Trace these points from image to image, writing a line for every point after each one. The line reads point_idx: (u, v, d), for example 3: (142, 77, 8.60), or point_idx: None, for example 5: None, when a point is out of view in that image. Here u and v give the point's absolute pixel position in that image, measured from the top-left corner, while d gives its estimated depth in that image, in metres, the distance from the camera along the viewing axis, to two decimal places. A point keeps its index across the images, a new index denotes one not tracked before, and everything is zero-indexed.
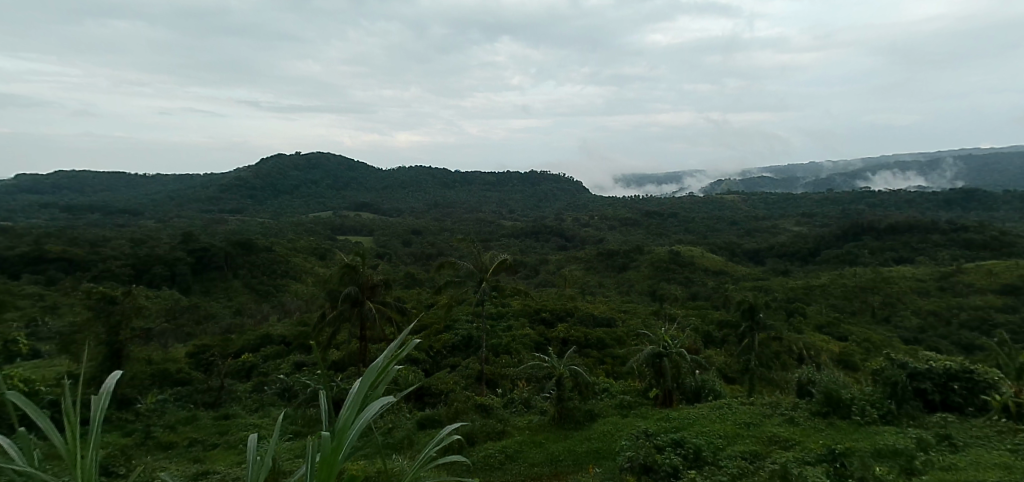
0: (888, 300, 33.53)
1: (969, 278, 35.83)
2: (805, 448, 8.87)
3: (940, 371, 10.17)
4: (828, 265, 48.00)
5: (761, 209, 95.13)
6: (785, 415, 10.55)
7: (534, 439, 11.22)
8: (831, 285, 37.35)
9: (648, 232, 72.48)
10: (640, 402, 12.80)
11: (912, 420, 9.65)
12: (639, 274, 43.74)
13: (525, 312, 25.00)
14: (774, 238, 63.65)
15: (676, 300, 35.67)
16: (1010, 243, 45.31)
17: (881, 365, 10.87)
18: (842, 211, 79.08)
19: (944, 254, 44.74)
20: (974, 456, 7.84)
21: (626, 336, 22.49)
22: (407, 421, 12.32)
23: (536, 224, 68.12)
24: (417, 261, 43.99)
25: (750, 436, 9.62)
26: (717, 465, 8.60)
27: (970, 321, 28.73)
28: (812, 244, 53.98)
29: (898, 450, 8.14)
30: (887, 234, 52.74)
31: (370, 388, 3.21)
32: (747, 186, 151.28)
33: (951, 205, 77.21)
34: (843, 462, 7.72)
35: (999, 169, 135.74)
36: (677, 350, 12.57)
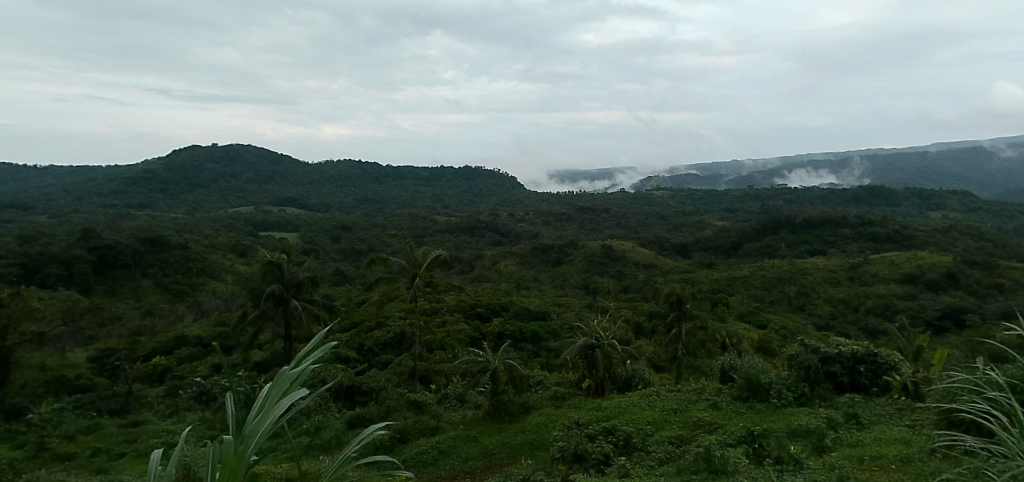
0: (802, 290, 35.75)
1: (873, 269, 38.68)
2: (727, 431, 9.32)
3: (848, 354, 10.95)
4: (749, 258, 50.60)
5: (689, 204, 98.90)
6: (709, 400, 11.07)
7: (469, 433, 11.25)
8: (751, 277, 39.41)
9: (581, 228, 73.79)
10: (573, 392, 13.07)
11: (823, 401, 10.31)
12: (573, 267, 44.59)
13: (460, 308, 24.94)
14: (700, 233, 66.39)
15: (608, 293, 36.68)
16: (909, 236, 49.19)
17: (797, 351, 11.60)
18: (762, 207, 83.53)
19: (852, 247, 48.12)
20: (876, 432, 8.49)
21: (560, 329, 22.88)
22: (336, 421, 11.98)
23: (471, 220, 67.99)
24: (348, 257, 42.89)
25: (677, 422, 10.02)
26: (646, 451, 8.87)
27: (874, 308, 31.11)
28: (735, 239, 56.69)
29: (811, 429, 8.70)
30: (802, 228, 56.11)
31: (280, 392, 3.14)
32: (676, 182, 156.88)
33: (859, 201, 83.06)
34: (760, 443, 8.13)
35: (902, 167, 147.03)
36: (609, 341, 12.94)
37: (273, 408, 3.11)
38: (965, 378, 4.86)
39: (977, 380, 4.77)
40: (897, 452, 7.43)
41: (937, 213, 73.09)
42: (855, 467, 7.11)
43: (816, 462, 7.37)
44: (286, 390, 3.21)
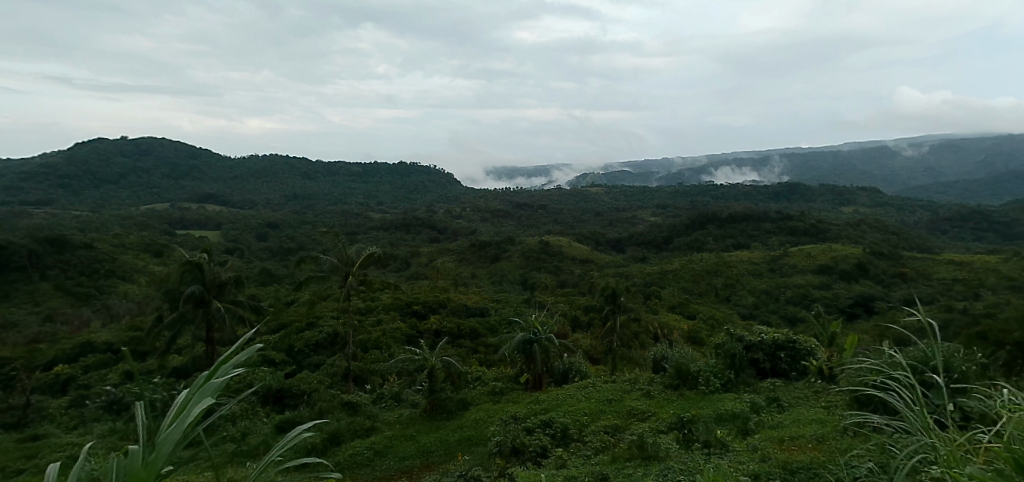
0: (728, 282, 37.46)
1: (792, 261, 40.96)
2: (658, 418, 9.63)
3: (769, 341, 11.56)
4: (679, 252, 52.45)
5: (622, 201, 101.40)
6: (642, 389, 11.45)
7: (406, 432, 11.11)
8: (681, 270, 40.89)
9: (519, 224, 74.18)
10: (511, 387, 13.13)
11: (747, 387, 10.83)
12: (510, 263, 44.82)
13: (396, 306, 24.54)
14: (634, 228, 68.12)
15: (545, 288, 37.08)
16: (824, 230, 52.41)
17: (723, 340, 12.18)
18: (691, 203, 86.74)
19: (773, 240, 50.79)
20: (794, 415, 8.96)
21: (498, 325, 22.93)
22: (264, 426, 11.53)
23: (406, 216, 67.01)
24: (276, 256, 41.28)
25: (612, 411, 10.27)
26: (582, 441, 9.01)
27: (793, 298, 33.00)
28: (666, 233, 58.64)
29: (735, 413, 9.12)
30: (728, 222, 58.69)
31: (199, 402, 3.00)
32: (610, 179, 160.41)
33: (780, 197, 87.76)
34: (689, 428, 8.45)
35: (818, 165, 156.38)
36: (546, 335, 13.07)
37: (189, 420, 2.95)
38: (868, 363, 4.98)
39: (880, 364, 4.89)
40: (811, 431, 7.89)
41: (848, 208, 78.21)
42: (776, 447, 7.45)
43: (740, 444, 7.70)
44: (203, 396, 3.07)
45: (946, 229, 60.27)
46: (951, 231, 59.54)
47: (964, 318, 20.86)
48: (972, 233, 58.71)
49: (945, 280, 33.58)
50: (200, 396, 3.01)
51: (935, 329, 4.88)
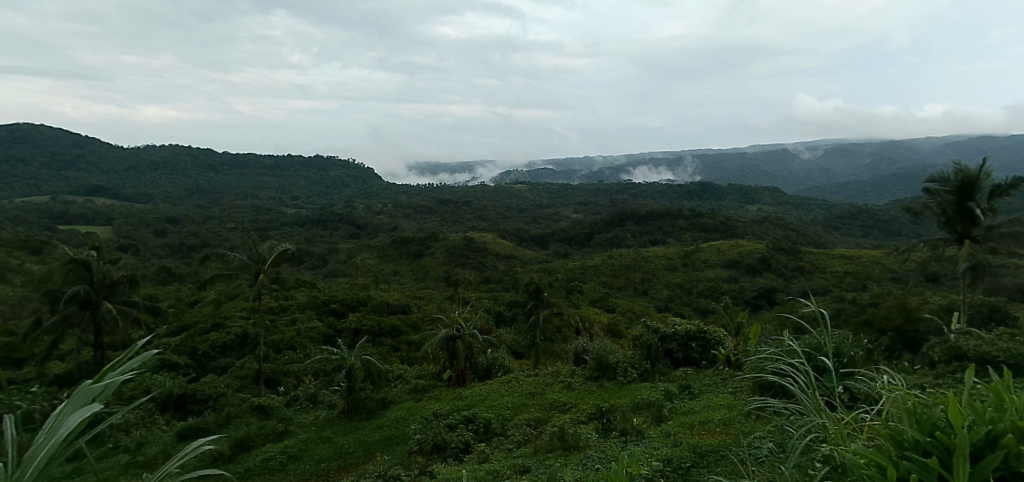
0: (645, 276, 38.92)
1: (704, 256, 43.14)
2: (579, 409, 9.75)
3: (682, 332, 12.07)
4: (600, 248, 53.92)
5: (545, 198, 102.99)
6: (563, 382, 11.66)
7: (322, 434, 10.72)
8: (602, 265, 42.06)
9: (442, 220, 73.63)
10: (434, 384, 12.98)
11: (661, 375, 11.26)
12: (433, 260, 44.40)
13: (312, 305, 23.65)
14: (557, 225, 69.32)
15: (469, 284, 37.02)
16: (732, 227, 55.62)
17: (641, 332, 12.65)
18: (611, 201, 89.41)
19: (686, 237, 53.30)
20: (705, 400, 9.33)
21: (421, 322, 22.63)
22: (164, 434, 10.74)
23: (324, 212, 64.80)
24: (178, 254, 38.69)
25: (534, 405, 10.36)
26: (505, 434, 8.98)
27: (705, 290, 34.76)
28: (586, 230, 60.12)
29: (651, 402, 9.41)
30: (645, 219, 60.97)
31: (89, 414, 2.70)
32: (533, 176, 162.39)
33: (692, 196, 92.27)
34: (608, 418, 8.60)
35: (727, 165, 165.55)
36: (469, 331, 13.05)
37: (66, 441, 2.61)
38: (769, 350, 5.22)
39: (779, 351, 5.12)
40: (720, 414, 8.23)
41: (753, 206, 83.41)
42: (687, 431, 7.70)
43: (655, 431, 7.92)
44: (80, 405, 2.73)
45: (838, 226, 65.52)
46: (842, 228, 64.85)
47: (853, 308, 22.81)
48: (860, 230, 64.18)
49: (837, 272, 36.52)
50: (87, 405, 2.69)
51: (828, 318, 5.19)
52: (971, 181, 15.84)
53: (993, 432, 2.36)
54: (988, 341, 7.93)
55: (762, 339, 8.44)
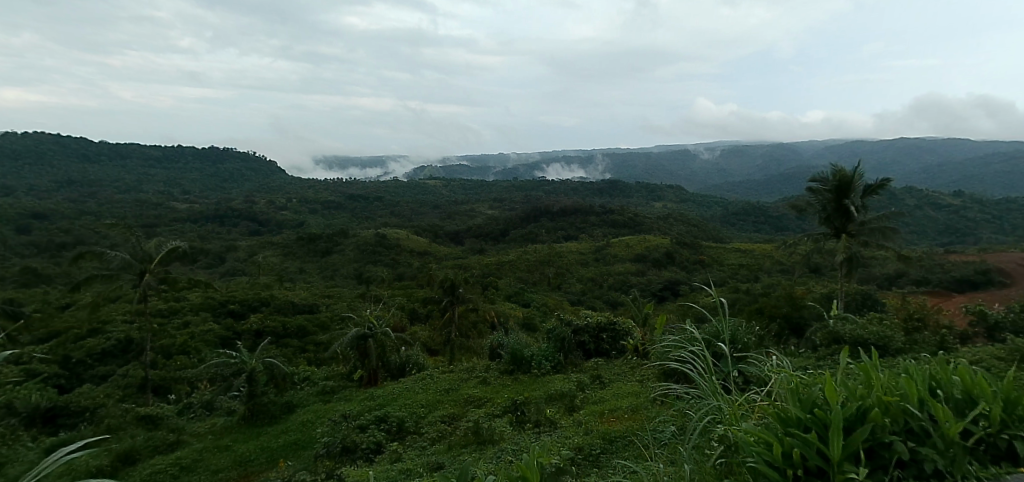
0: (559, 272, 39.77)
1: (613, 251, 44.66)
2: (493, 403, 9.68)
3: (593, 324, 12.34)
4: (514, 243, 54.43)
5: (460, 194, 102.56)
6: (478, 377, 11.62)
7: (219, 443, 10.03)
8: (516, 261, 42.49)
9: (352, 216, 71.40)
10: (343, 385, 12.50)
11: (574, 366, 11.49)
12: (342, 257, 42.91)
13: (208, 306, 22.15)
14: (471, 221, 69.25)
15: (381, 282, 36.19)
16: (640, 223, 57.93)
17: (555, 326, 12.87)
18: (525, 197, 90.48)
19: (598, 232, 54.96)
20: (614, 388, 9.55)
21: (329, 321, 21.80)
22: (28, 451, 9.62)
23: (221, 207, 60.87)
24: (47, 253, 34.87)
25: (449, 401, 10.19)
26: (418, 433, 8.75)
27: (615, 284, 36.02)
28: (501, 226, 60.49)
29: (563, 392, 9.52)
30: (558, 215, 62.20)
31: None
32: (447, 171, 161.22)
33: (602, 193, 95.29)
34: (522, 410, 8.61)
35: (635, 164, 172.34)
36: (382, 330, 12.68)
37: None
38: (672, 338, 5.37)
39: (681, 338, 5.29)
40: (628, 401, 8.47)
41: (659, 203, 87.31)
42: (597, 419, 7.85)
43: (567, 420, 8.01)
44: None
45: (734, 222, 70.08)
46: (738, 224, 69.41)
47: (748, 298, 24.48)
48: (754, 225, 69.00)
49: (734, 265, 38.99)
50: None
51: (727, 306, 5.43)
52: (847, 181, 17.47)
53: (862, 406, 2.54)
54: (861, 325, 8.73)
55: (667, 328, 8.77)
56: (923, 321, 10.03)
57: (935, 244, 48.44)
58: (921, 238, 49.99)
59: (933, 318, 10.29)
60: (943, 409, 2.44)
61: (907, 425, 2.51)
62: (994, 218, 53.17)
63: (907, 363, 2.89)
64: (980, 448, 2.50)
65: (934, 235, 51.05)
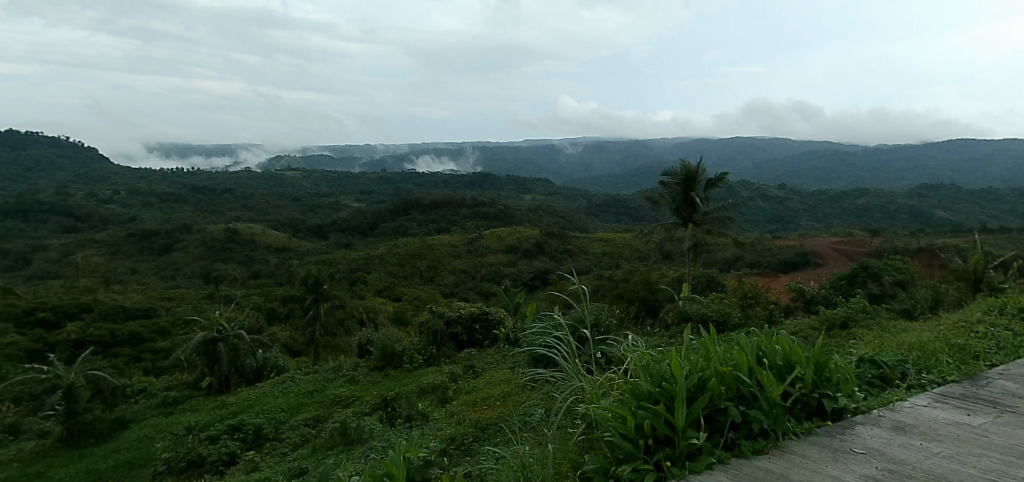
0: (431, 264, 39.50)
1: (485, 243, 45.15)
2: (362, 401, 9.30)
3: (466, 315, 12.33)
4: (384, 237, 53.14)
5: (323, 186, 97.89)
6: (345, 376, 11.15)
7: (30, 471, 8.66)
8: (386, 255, 41.54)
9: (197, 210, 65.18)
10: (189, 395, 11.37)
11: (446, 358, 11.40)
12: (185, 255, 39.06)
13: (11, 315, 19.07)
14: (337, 214, 66.35)
15: (234, 281, 33.55)
16: (511, 215, 59.09)
17: (427, 319, 12.74)
18: (394, 190, 88.52)
19: (470, 225, 55.31)
20: (486, 378, 9.59)
21: (171, 326, 19.77)
22: None
23: (25, 202, 52.67)
24: None
25: (313, 403, 9.65)
26: (279, 439, 8.17)
27: (487, 275, 36.46)
28: (370, 219, 58.68)
29: (436, 385, 9.40)
30: (429, 208, 61.61)
31: None
32: (309, 162, 152.99)
33: (473, 186, 96.09)
34: (392, 406, 8.37)
35: (504, 156, 175.64)
36: (234, 332, 11.89)
37: None
38: (540, 325, 5.46)
39: (548, 324, 5.42)
40: (500, 388, 8.51)
41: (528, 196, 89.90)
42: (470, 408, 7.81)
43: (440, 413, 7.90)
44: None
45: (597, 213, 73.96)
46: (601, 214, 73.33)
47: (611, 284, 25.98)
48: (615, 216, 73.52)
49: (598, 254, 41.13)
50: None
51: (589, 292, 5.66)
52: (693, 174, 19.18)
53: (703, 377, 2.73)
54: (706, 304, 9.63)
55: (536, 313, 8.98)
56: (755, 298, 11.31)
57: (765, 230, 54.86)
58: (754, 225, 56.25)
59: (763, 296, 11.62)
60: (766, 374, 2.74)
61: (738, 390, 2.76)
62: (811, 207, 61.34)
63: (739, 336, 3.18)
64: (796, 407, 2.80)
65: (764, 222, 57.74)
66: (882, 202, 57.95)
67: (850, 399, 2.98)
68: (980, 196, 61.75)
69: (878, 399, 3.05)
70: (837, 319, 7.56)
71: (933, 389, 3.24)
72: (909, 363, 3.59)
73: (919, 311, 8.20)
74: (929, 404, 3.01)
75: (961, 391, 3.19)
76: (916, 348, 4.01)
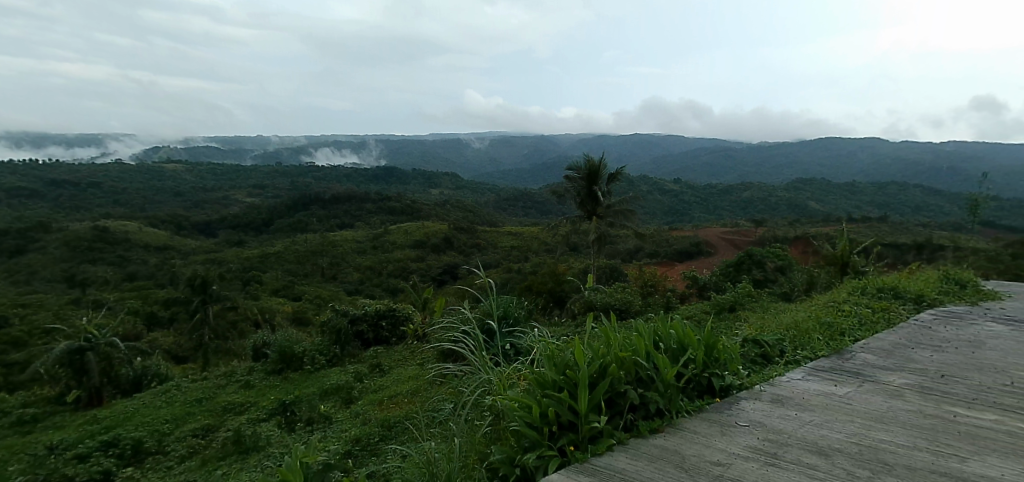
0: (334, 261, 38.12)
1: (391, 238, 44.15)
2: (258, 406, 8.80)
3: (372, 312, 12.01)
4: (281, 234, 50.57)
5: (211, 180, 91.42)
6: (240, 381, 10.51)
7: None
8: (284, 253, 39.61)
9: (59, 207, 58.65)
10: (53, 411, 10.20)
11: (351, 357, 11.05)
12: (46, 256, 35.09)
13: None
14: (227, 210, 62.29)
15: (106, 284, 30.61)
16: (418, 209, 58.17)
17: (330, 318, 12.29)
18: (291, 183, 84.36)
19: (374, 220, 53.92)
20: (393, 375, 9.38)
21: (29, 336, 17.73)
22: None
23: None
24: None
25: (203, 412, 9.01)
26: (162, 452, 7.54)
27: (393, 271, 35.69)
28: (264, 215, 55.61)
29: (339, 386, 9.07)
30: (330, 203, 59.36)
31: None
32: (193, 154, 142.26)
33: (376, 180, 93.60)
34: (292, 410, 7.99)
35: (409, 149, 172.64)
36: (107, 340, 11.13)
37: None
38: (445, 320, 5.42)
39: (453, 319, 5.38)
40: (408, 385, 8.35)
41: (434, 190, 88.97)
42: (375, 408, 7.62)
43: (343, 414, 7.65)
44: None
45: (505, 207, 74.68)
46: (509, 209, 74.03)
47: (519, 277, 26.25)
48: (522, 210, 74.53)
49: (506, 247, 41.48)
50: None
51: (497, 284, 5.66)
52: (595, 169, 19.78)
53: (603, 363, 2.82)
54: (610, 293, 9.97)
55: (444, 309, 8.89)
56: (654, 287, 11.89)
57: (662, 222, 57.77)
58: (653, 217, 59.08)
59: (661, 284, 12.23)
60: (661, 357, 2.87)
61: (637, 374, 2.88)
62: (703, 201, 65.36)
63: (638, 322, 3.30)
64: (688, 386, 2.97)
65: (661, 215, 60.80)
66: (764, 195, 62.80)
67: (735, 376, 3.19)
68: (846, 189, 68.56)
69: (760, 376, 3.30)
70: (726, 303, 8.11)
71: (808, 364, 3.54)
72: (786, 341, 3.92)
73: (795, 294, 8.96)
74: (801, 378, 3.29)
75: (829, 364, 3.51)
76: (791, 328, 4.38)
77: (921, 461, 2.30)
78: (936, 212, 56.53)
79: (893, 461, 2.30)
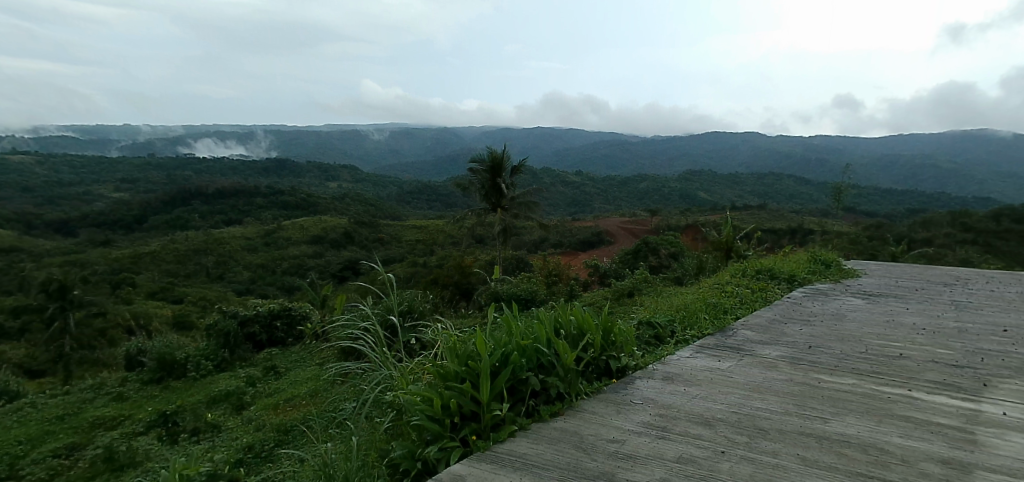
0: (221, 260, 35.72)
1: (286, 234, 42.02)
2: (134, 420, 8.06)
3: (265, 313, 11.43)
4: (157, 232, 46.51)
5: (68, 173, 82.03)
6: (111, 393, 9.58)
7: None
8: (162, 252, 36.52)
9: None
10: None
11: (242, 361, 10.41)
12: None
13: None
14: (91, 207, 56.26)
15: None
16: (314, 204, 55.75)
17: (217, 321, 11.51)
18: (168, 177, 77.73)
19: (266, 215, 50.98)
20: (289, 377, 8.95)
21: None
22: None
23: None
24: None
25: (66, 430, 8.11)
26: (14, 477, 6.69)
27: (288, 269, 34.02)
28: (137, 212, 50.86)
29: (229, 392, 8.50)
30: (215, 198, 55.42)
31: None
32: (45, 144, 126.84)
33: (267, 173, 88.53)
34: (174, 420, 7.40)
35: (303, 141, 164.83)
36: None
37: None
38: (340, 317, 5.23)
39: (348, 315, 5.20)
40: (305, 387, 8.00)
41: (332, 183, 85.67)
42: (270, 412, 7.24)
43: (234, 421, 7.20)
44: None
45: (407, 200, 73.45)
46: (411, 202, 72.74)
47: (424, 270, 25.89)
48: (424, 202, 73.64)
49: (410, 241, 40.79)
50: None
51: (397, 280, 5.55)
52: (498, 161, 19.92)
53: (505, 352, 2.83)
54: (515, 284, 10.09)
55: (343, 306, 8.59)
56: (558, 276, 12.20)
57: (564, 213, 59.35)
58: (555, 208, 60.51)
59: (565, 273, 12.58)
60: (562, 344, 2.92)
61: (538, 360, 2.92)
62: (601, 192, 67.74)
63: (538, 310, 3.35)
64: (588, 369, 3.07)
65: (563, 206, 62.43)
66: (657, 186, 66.20)
67: (630, 358, 3.33)
68: (730, 180, 73.86)
69: (652, 356, 3.47)
70: (625, 289, 8.48)
71: (695, 343, 3.77)
72: (677, 322, 4.15)
73: (686, 278, 9.53)
74: (689, 356, 3.49)
75: (713, 342, 3.76)
76: (679, 310, 4.65)
77: (790, 424, 2.51)
78: (807, 200, 62.35)
79: (767, 426, 2.49)
